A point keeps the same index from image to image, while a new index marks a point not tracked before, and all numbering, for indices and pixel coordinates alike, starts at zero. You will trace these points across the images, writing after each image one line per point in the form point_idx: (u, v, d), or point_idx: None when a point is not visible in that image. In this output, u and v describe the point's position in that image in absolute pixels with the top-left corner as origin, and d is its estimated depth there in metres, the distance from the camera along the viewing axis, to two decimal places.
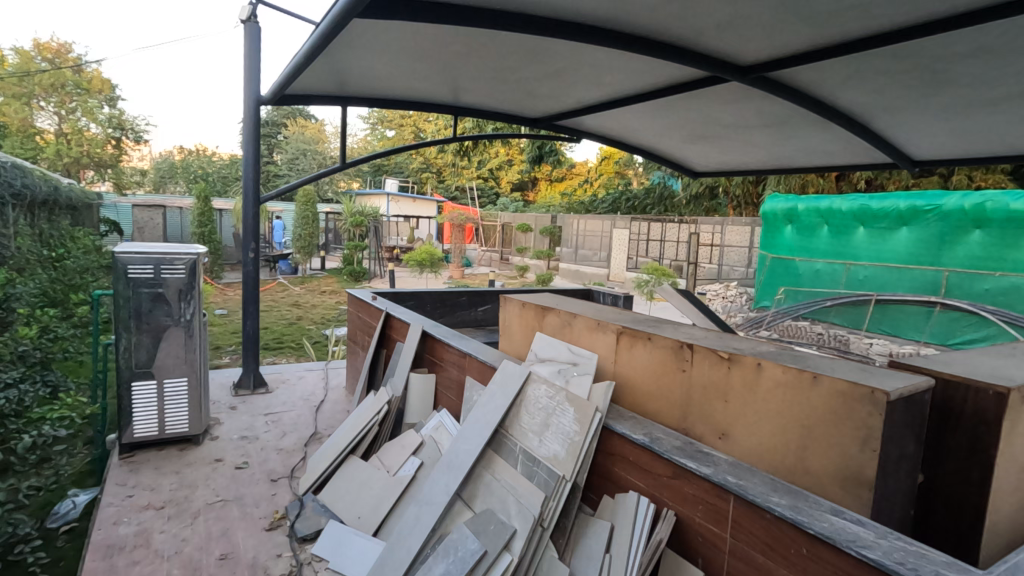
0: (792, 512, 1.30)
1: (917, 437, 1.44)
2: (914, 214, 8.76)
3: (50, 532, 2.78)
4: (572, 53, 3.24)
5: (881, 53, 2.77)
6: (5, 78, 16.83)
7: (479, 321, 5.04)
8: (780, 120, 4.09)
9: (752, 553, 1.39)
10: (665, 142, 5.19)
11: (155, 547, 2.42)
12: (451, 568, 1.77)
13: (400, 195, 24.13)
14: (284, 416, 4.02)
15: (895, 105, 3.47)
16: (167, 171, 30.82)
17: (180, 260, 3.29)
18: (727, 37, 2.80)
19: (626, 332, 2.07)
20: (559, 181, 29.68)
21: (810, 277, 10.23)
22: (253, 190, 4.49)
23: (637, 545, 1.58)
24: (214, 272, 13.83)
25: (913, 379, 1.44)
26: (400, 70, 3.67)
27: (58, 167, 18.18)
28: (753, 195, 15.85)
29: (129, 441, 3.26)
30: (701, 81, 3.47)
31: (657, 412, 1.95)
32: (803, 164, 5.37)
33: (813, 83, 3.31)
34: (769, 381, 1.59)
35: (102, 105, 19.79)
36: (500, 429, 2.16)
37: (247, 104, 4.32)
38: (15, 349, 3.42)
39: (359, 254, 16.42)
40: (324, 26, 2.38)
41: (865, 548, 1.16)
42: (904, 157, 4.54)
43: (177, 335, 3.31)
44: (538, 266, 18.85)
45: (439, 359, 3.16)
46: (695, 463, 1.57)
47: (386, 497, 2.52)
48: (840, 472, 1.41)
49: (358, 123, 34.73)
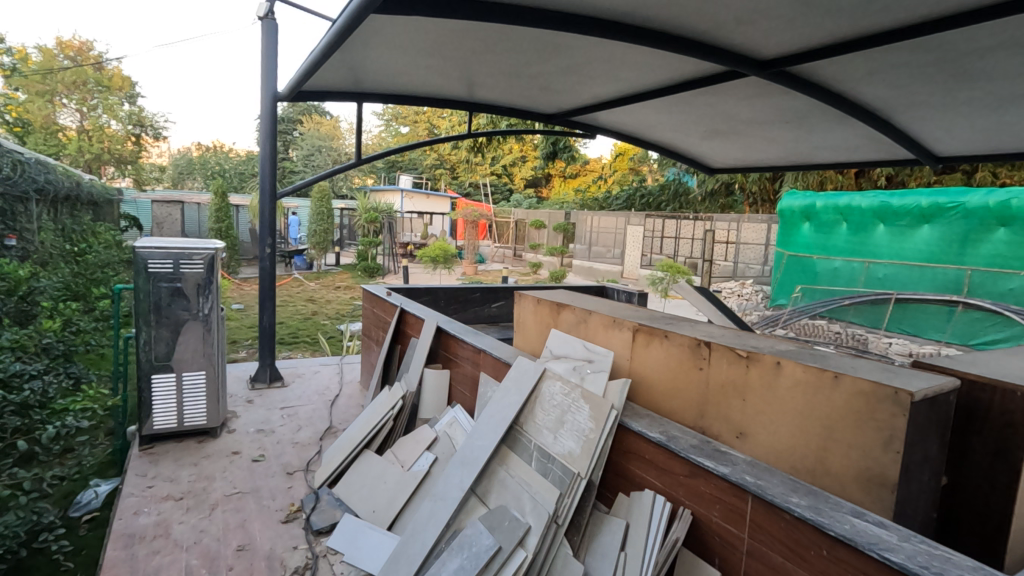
0: (813, 513, 1.28)
1: (943, 438, 1.41)
2: (936, 212, 8.61)
3: (73, 521, 2.84)
4: (587, 48, 3.21)
5: (904, 47, 2.71)
6: (29, 76, 17.16)
7: (493, 317, 5.04)
8: (799, 115, 4.02)
9: (771, 554, 1.37)
10: (682, 138, 5.14)
11: (174, 537, 2.47)
12: (465, 564, 1.77)
13: (413, 192, 24.50)
14: (299, 409, 4.07)
15: (917, 100, 3.40)
16: (185, 167, 31.27)
17: (198, 255, 3.32)
18: (746, 31, 2.76)
19: (642, 330, 2.05)
20: (573, 178, 29.65)
21: (828, 276, 9.95)
22: (270, 186, 4.53)
23: (652, 545, 1.56)
24: (231, 267, 14.05)
25: (938, 380, 1.41)
26: (414, 66, 3.66)
27: (81, 163, 18.61)
28: (769, 192, 15.71)
29: (149, 432, 3.31)
30: (719, 76, 3.43)
31: (673, 410, 1.93)
32: (822, 160, 5.28)
33: (833, 78, 3.25)
34: (789, 380, 1.56)
35: (122, 102, 20.11)
36: (514, 425, 2.16)
37: (264, 102, 4.36)
38: (40, 342, 3.53)
39: (374, 250, 16.49)
40: (340, 23, 2.37)
41: (887, 551, 1.13)
42: (927, 153, 4.45)
43: (195, 329, 3.35)
44: (551, 263, 18.85)
45: (453, 355, 3.17)
46: (712, 463, 1.55)
47: (400, 492, 2.53)
48: (861, 473, 1.39)
49: (373, 120, 34.96)
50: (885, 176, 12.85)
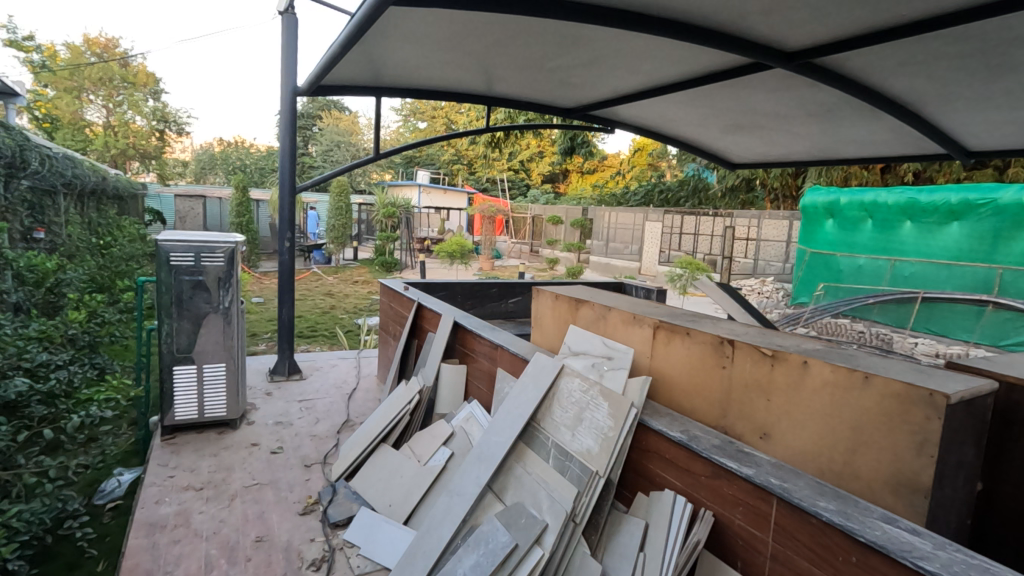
0: (842, 518, 1.23)
1: (979, 443, 1.36)
2: (966, 208, 8.37)
3: (97, 508, 2.89)
4: (609, 40, 3.16)
5: (939, 37, 2.61)
6: (57, 72, 17.55)
7: (510, 313, 5.03)
8: (824, 108, 3.92)
9: (796, 559, 1.33)
10: (703, 133, 5.06)
11: (194, 527, 2.50)
12: (482, 561, 1.75)
13: (430, 187, 24.59)
14: (317, 402, 4.10)
15: (949, 92, 3.29)
16: (207, 163, 31.95)
17: (220, 248, 3.35)
18: (772, 21, 2.69)
19: (663, 327, 2.01)
20: (591, 174, 29.64)
21: (852, 273, 9.74)
22: (289, 181, 4.55)
23: (672, 546, 1.53)
24: (252, 261, 14.26)
25: (976, 383, 1.35)
26: (432, 60, 3.64)
27: (107, 158, 19.15)
28: (792, 188, 15.48)
29: (170, 423, 3.36)
30: (743, 69, 3.35)
31: (694, 409, 1.89)
32: (848, 155, 5.15)
33: (863, 69, 3.16)
34: (816, 380, 1.51)
35: (147, 98, 20.43)
36: (532, 421, 2.14)
37: (284, 97, 4.38)
38: (65, 333, 3.57)
39: (392, 245, 16.53)
40: (359, 16, 2.36)
41: (920, 559, 1.08)
42: (959, 148, 4.31)
43: (216, 321, 3.39)
44: (568, 258, 18.78)
45: (471, 350, 3.16)
46: (736, 463, 1.51)
47: (416, 487, 2.53)
48: (892, 477, 1.34)
49: (392, 115, 35.19)
50: (912, 172, 12.58)
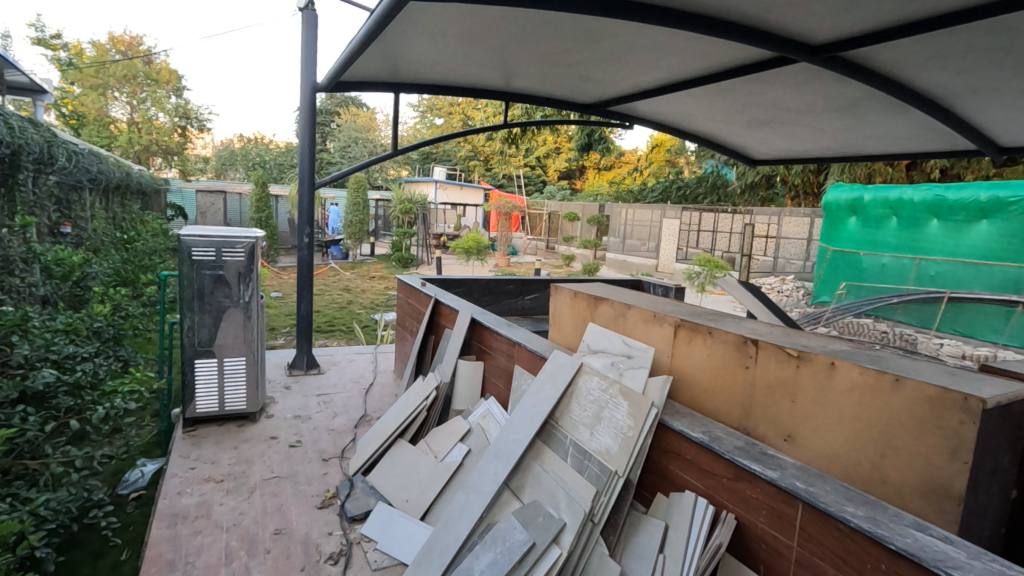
0: (871, 525, 1.20)
1: (1015, 450, 1.31)
2: (995, 206, 8.15)
3: (121, 498, 2.95)
4: (630, 34, 3.12)
5: (972, 29, 2.53)
6: (83, 70, 17.99)
7: (526, 309, 5.03)
8: (851, 103, 3.82)
9: (821, 564, 1.30)
10: (724, 128, 4.98)
11: (215, 518, 2.53)
12: (499, 559, 1.74)
13: (447, 182, 24.53)
14: (334, 397, 4.13)
15: (983, 85, 3.17)
16: (227, 159, 32.47)
17: (240, 243, 3.39)
18: (798, 13, 2.62)
19: (684, 325, 1.98)
20: (608, 170, 29.51)
21: (875, 272, 9.54)
22: (308, 177, 4.58)
23: (693, 548, 1.50)
24: (270, 256, 14.43)
25: (1013, 387, 1.30)
26: (450, 55, 3.62)
27: (131, 155, 19.55)
28: (813, 185, 15.25)
29: (191, 415, 3.41)
30: (767, 63, 3.29)
31: (716, 410, 1.86)
32: (873, 151, 5.03)
33: (891, 63, 3.07)
34: (844, 382, 1.47)
35: (170, 95, 20.68)
36: (550, 419, 2.12)
37: (304, 93, 4.41)
38: (91, 325, 3.61)
39: (408, 241, 16.57)
40: (379, 12, 2.35)
41: (955, 569, 1.05)
42: (990, 144, 4.18)
43: (236, 316, 3.43)
44: (584, 256, 18.64)
45: (488, 347, 3.16)
46: (759, 466, 1.49)
47: (432, 483, 2.53)
48: (923, 484, 1.30)
49: (409, 111, 35.36)
50: (938, 169, 12.31)
